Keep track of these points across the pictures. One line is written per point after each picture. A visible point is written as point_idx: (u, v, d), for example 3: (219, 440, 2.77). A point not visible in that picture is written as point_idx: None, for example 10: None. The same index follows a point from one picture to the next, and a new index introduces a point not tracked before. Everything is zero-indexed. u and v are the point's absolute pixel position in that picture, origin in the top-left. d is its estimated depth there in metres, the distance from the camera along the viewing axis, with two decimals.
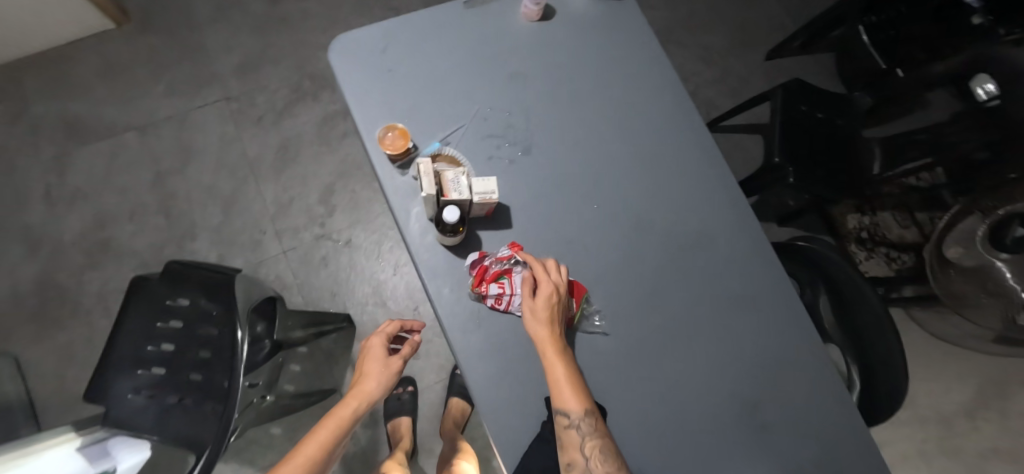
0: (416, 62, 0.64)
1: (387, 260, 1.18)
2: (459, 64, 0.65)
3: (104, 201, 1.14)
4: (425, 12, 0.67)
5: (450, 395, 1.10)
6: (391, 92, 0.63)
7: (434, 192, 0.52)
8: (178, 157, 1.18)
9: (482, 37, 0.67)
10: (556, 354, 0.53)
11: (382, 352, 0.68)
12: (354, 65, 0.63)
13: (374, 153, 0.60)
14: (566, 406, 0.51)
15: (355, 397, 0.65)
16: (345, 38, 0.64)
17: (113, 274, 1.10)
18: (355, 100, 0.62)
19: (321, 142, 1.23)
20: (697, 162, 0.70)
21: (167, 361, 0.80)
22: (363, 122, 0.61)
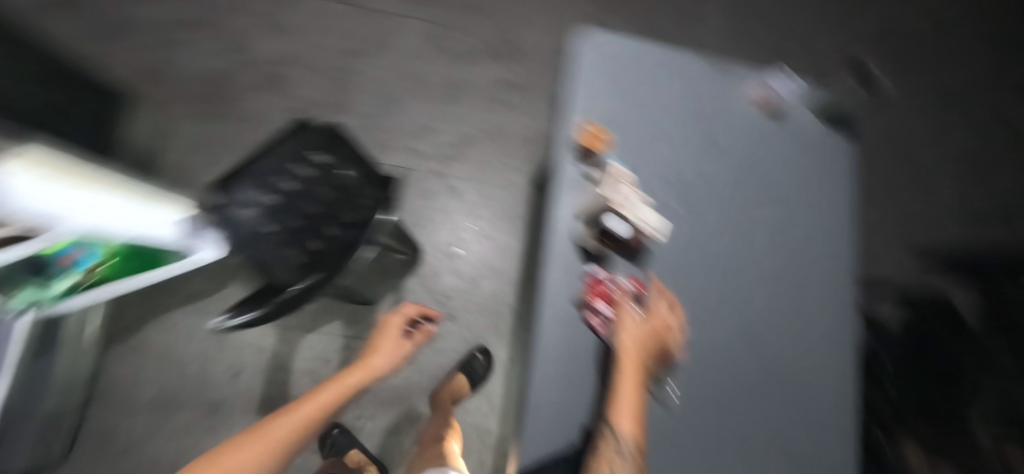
0: (642, 84, 0.69)
1: (476, 224, 1.23)
2: (673, 107, 0.69)
3: (296, 45, 1.27)
4: (671, 50, 0.71)
5: (456, 372, 1.10)
6: (610, 100, 0.67)
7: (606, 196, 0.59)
8: (369, 45, 1.30)
9: (705, 97, 0.71)
10: (631, 371, 0.54)
11: (396, 332, 0.90)
12: (593, 58, 0.68)
13: (567, 136, 0.65)
14: (618, 421, 0.52)
15: (361, 369, 0.81)
16: (598, 33, 0.69)
17: (268, 105, 1.23)
18: (578, 86, 0.67)
19: (483, 98, 1.30)
20: (822, 311, 0.70)
21: (282, 198, 0.87)
22: (573, 107, 0.66)
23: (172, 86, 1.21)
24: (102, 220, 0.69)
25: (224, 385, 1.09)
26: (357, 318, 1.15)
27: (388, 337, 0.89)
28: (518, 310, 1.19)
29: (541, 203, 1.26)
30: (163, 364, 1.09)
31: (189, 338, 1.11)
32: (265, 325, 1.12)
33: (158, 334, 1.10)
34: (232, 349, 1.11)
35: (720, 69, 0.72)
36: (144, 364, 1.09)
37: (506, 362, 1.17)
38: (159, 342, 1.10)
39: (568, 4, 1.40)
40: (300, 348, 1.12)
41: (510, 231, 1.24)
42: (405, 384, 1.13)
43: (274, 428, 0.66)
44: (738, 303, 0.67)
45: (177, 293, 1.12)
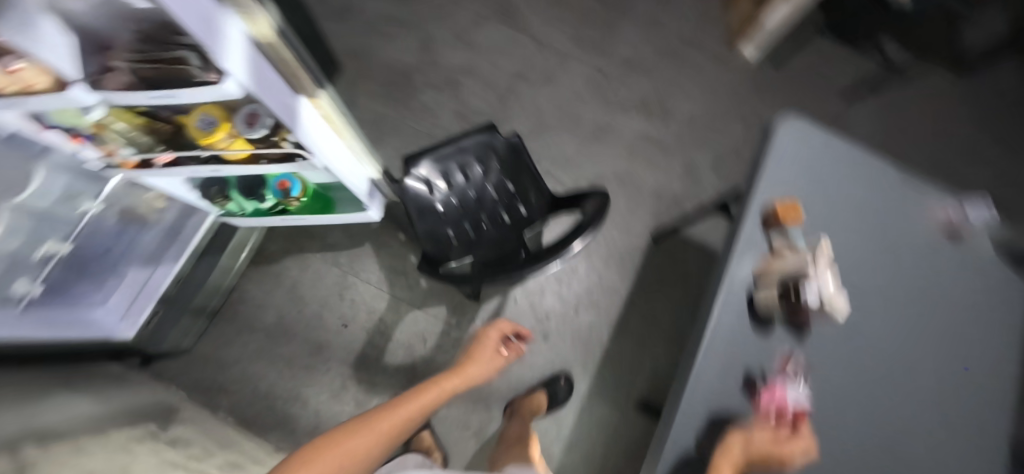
0: (832, 178, 0.74)
1: (591, 257, 1.28)
2: (856, 207, 0.74)
3: (478, 60, 1.43)
4: (863, 154, 0.77)
5: (540, 387, 1.14)
6: (804, 185, 0.73)
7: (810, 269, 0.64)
8: (539, 76, 1.44)
9: (887, 207, 0.75)
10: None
11: (492, 348, 1.01)
12: (794, 143, 0.74)
13: (759, 206, 0.70)
14: None
15: (458, 376, 0.90)
16: (805, 121, 0.75)
17: (441, 102, 1.38)
18: (776, 164, 0.73)
19: (626, 147, 1.39)
20: (964, 443, 0.70)
21: (455, 188, 0.96)
22: (769, 180, 0.71)
23: (370, 67, 1.40)
24: (338, 158, 0.81)
25: (331, 333, 1.19)
26: (462, 310, 1.22)
27: (485, 349, 1.00)
28: (608, 350, 1.21)
29: (655, 256, 1.30)
30: (288, 297, 1.21)
31: (318, 282, 1.23)
32: (381, 290, 1.22)
33: (292, 270, 1.23)
34: (348, 302, 1.21)
35: (904, 186, 0.77)
36: (273, 291, 1.22)
37: (586, 396, 1.18)
38: (291, 276, 1.23)
39: (723, 83, 1.48)
40: (406, 321, 1.21)
41: (619, 273, 1.28)
42: (486, 384, 1.17)
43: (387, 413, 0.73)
44: (880, 407, 0.69)
45: (318, 239, 1.26)
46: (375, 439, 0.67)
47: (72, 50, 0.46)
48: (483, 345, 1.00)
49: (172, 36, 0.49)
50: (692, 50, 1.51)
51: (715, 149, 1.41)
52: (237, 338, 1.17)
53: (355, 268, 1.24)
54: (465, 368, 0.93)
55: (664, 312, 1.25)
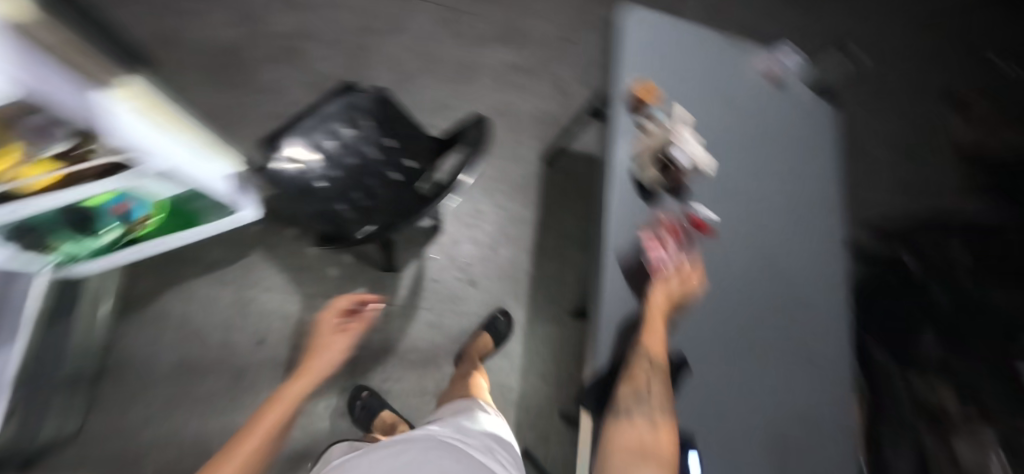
0: (673, 56, 0.82)
1: (493, 194, 1.31)
2: (699, 76, 0.83)
3: (314, 21, 1.30)
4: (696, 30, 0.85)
5: (481, 329, 1.17)
6: (650, 68, 0.80)
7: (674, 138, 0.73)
8: (385, 24, 1.34)
9: (724, 70, 0.85)
10: (658, 312, 0.64)
11: (331, 330, 0.88)
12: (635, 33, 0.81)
13: (618, 96, 0.77)
14: (652, 349, 0.60)
15: (304, 375, 0.77)
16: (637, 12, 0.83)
17: (286, 75, 1.24)
18: (623, 56, 0.80)
19: (495, 79, 1.38)
20: (827, 242, 0.82)
21: (332, 156, 0.90)
22: (620, 71, 0.79)
23: (187, 55, 1.20)
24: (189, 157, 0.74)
25: (247, 354, 1.08)
26: (381, 285, 1.18)
27: (325, 333, 0.87)
28: (533, 274, 1.27)
29: (551, 177, 1.35)
30: (181, 334, 1.07)
31: (210, 307, 1.09)
32: (289, 292, 1.13)
33: (175, 304, 1.08)
34: (255, 317, 1.10)
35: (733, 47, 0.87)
36: (160, 333, 1.06)
37: (525, 323, 1.24)
38: (175, 310, 1.08)
39: None
40: None
41: (523, 203, 1.32)
42: (430, 344, 1.17)
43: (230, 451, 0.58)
44: (758, 235, 0.78)
45: (194, 261, 1.11)
46: None
47: None
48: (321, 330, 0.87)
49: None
50: None
51: (577, 60, 1.46)
52: (136, 398, 1.02)
53: (249, 279, 1.12)
54: (307, 366, 0.80)
55: (572, 224, 1.32)
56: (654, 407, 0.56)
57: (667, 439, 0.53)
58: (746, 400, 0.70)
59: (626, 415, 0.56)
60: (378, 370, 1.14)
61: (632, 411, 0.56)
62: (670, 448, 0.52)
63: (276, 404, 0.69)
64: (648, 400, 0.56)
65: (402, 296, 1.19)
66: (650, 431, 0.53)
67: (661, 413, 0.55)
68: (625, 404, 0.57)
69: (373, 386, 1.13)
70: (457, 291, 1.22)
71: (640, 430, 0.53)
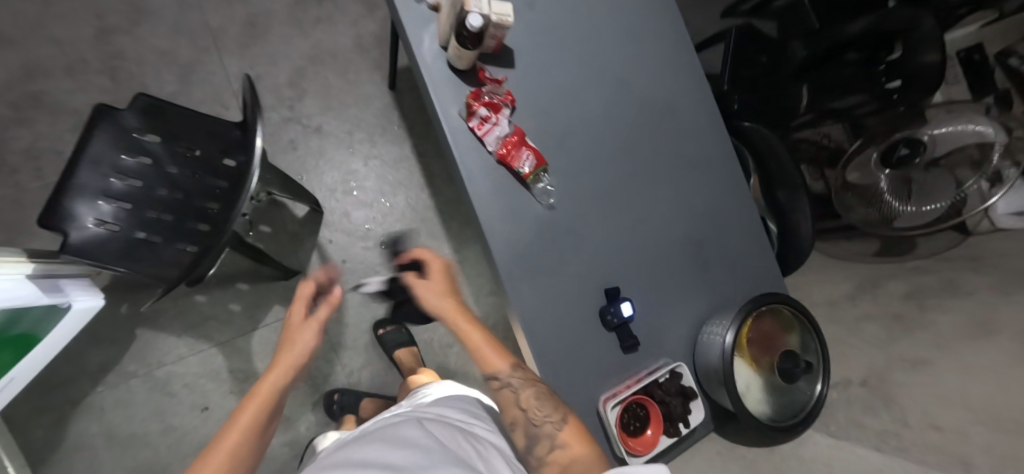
0: None
1: (357, 150, 1.18)
2: None
3: (35, 50, 1.01)
4: None
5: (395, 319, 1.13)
6: None
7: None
8: (127, 14, 1.07)
9: None
10: (466, 322, 0.62)
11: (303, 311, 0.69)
12: None
13: None
14: (495, 368, 0.58)
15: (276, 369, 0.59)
16: None
17: (47, 131, 1.00)
18: None
19: (292, 23, 1.17)
20: (674, 41, 0.77)
21: (132, 196, 0.75)
22: None
23: None
24: None
25: (199, 426, 1.01)
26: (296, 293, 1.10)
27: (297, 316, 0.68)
28: (439, 208, 1.21)
29: (407, 102, 1.23)
30: (117, 446, 0.97)
31: (130, 406, 0.99)
32: (203, 349, 1.03)
33: (90, 424, 0.96)
34: (183, 389, 1.01)
35: None
36: (94, 457, 0.96)
37: (455, 255, 1.21)
38: (93, 429, 0.96)
39: None
40: (254, 349, 1.06)
41: (391, 142, 1.20)
42: (374, 321, 1.13)
43: None
44: (604, 63, 0.72)
45: (79, 376, 0.97)
46: None
47: None
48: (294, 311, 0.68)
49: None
50: None
51: None
52: None
53: (151, 360, 1.00)
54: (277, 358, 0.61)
55: None
56: (547, 422, 0.52)
57: (579, 443, 0.50)
58: (648, 230, 0.70)
59: (535, 455, 0.50)
60: (338, 369, 1.10)
61: (536, 446, 0.51)
62: (587, 451, 0.48)
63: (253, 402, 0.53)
64: (537, 421, 0.53)
65: None
66: (559, 448, 0.50)
67: (552, 419, 0.53)
68: (525, 445, 0.52)
69: (342, 385, 1.10)
70: (373, 260, 1.15)
71: (552, 455, 0.49)
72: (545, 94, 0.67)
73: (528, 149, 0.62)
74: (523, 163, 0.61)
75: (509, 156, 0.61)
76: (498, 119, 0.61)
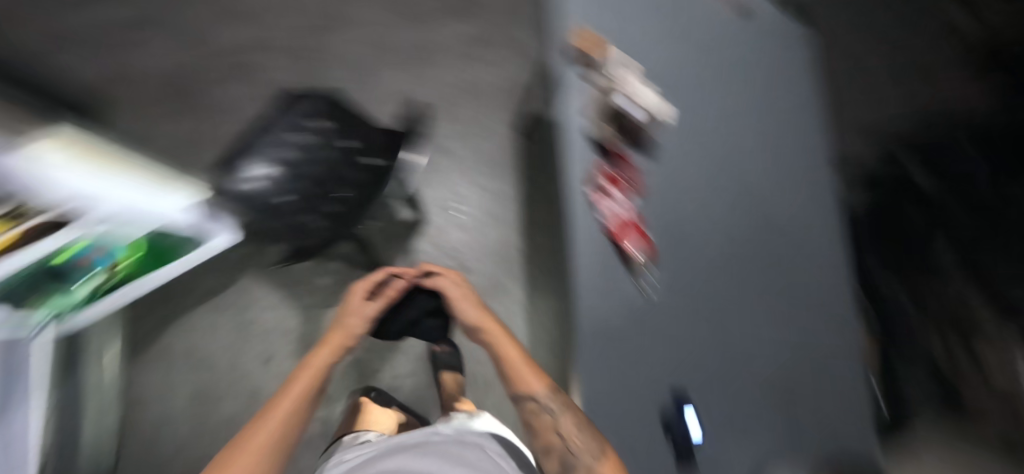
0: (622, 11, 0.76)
1: (472, 177, 1.27)
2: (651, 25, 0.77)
3: (262, 30, 1.26)
4: None
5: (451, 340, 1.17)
6: (598, 21, 0.74)
7: (628, 94, 0.69)
8: (335, 20, 1.29)
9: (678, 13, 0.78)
10: (498, 336, 0.70)
11: (360, 296, 0.81)
12: None
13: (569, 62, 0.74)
14: (532, 390, 0.64)
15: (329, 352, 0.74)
16: None
17: (244, 92, 1.22)
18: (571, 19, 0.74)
19: (455, 56, 1.32)
20: (820, 176, 0.75)
21: (287, 168, 0.88)
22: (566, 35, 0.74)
23: (145, 88, 1.19)
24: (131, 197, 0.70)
25: (256, 373, 1.11)
26: None
27: (352, 300, 0.80)
28: (526, 252, 1.25)
29: (530, 147, 1.30)
30: (192, 364, 1.10)
31: (214, 334, 1.12)
32: (285, 308, 1.14)
33: (180, 337, 1.11)
34: (257, 336, 1.12)
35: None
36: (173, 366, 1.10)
37: (526, 301, 1.22)
38: (181, 342, 1.11)
39: None
40: (324, 324, 1.14)
41: (504, 179, 1.28)
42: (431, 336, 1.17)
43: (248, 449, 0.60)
44: (740, 177, 0.71)
45: (189, 293, 1.12)
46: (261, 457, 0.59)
47: None
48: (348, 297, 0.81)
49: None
50: None
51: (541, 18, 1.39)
52: (161, 430, 1.07)
53: (244, 301, 1.13)
54: (329, 337, 0.76)
55: None
56: (581, 454, 0.57)
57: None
58: (737, 355, 0.67)
59: None
60: (385, 369, 1.15)
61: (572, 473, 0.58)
62: None
63: (305, 372, 0.69)
64: (573, 452, 0.58)
65: None
66: None
67: (587, 451, 0.57)
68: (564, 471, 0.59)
69: (383, 385, 1.15)
70: None
71: None
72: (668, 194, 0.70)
73: (642, 234, 0.68)
74: (635, 249, 0.67)
75: (621, 237, 0.67)
76: (620, 199, 0.69)
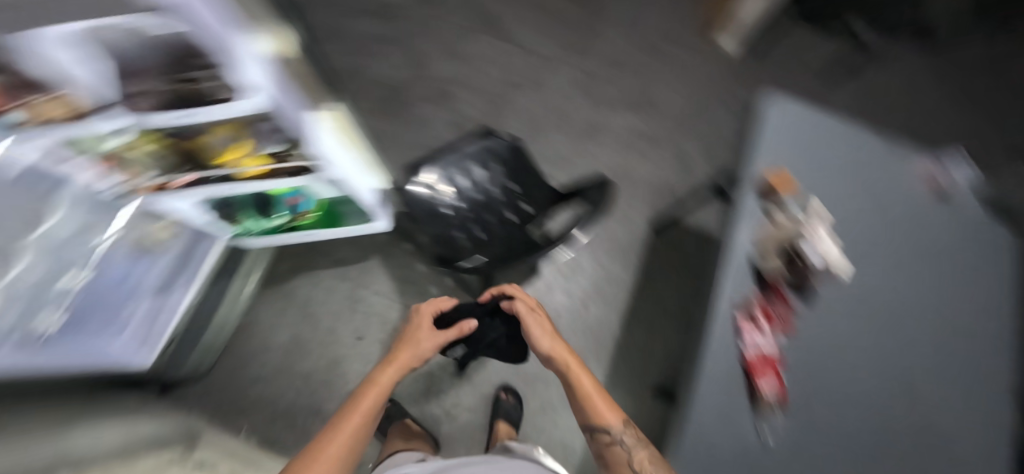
0: (812, 167, 0.80)
1: (593, 252, 1.33)
2: (836, 190, 0.80)
3: (470, 72, 1.49)
4: (839, 145, 0.83)
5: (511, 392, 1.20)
6: (788, 167, 0.79)
7: (808, 235, 0.72)
8: (529, 84, 1.51)
9: (864, 189, 0.81)
10: (573, 363, 0.73)
11: (427, 324, 0.89)
12: (776, 138, 0.81)
13: (749, 191, 0.76)
14: (607, 422, 0.65)
15: (395, 367, 0.79)
16: (785, 115, 0.82)
17: (435, 113, 1.43)
18: (763, 159, 0.79)
19: (616, 146, 1.46)
20: (965, 401, 0.74)
21: (459, 188, 1.00)
22: (756, 169, 0.78)
23: (366, 85, 1.44)
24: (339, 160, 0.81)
25: (347, 346, 1.23)
26: None
27: (420, 328, 0.87)
28: (619, 341, 1.26)
29: (655, 247, 1.35)
30: (302, 315, 1.24)
31: (330, 298, 1.26)
32: (392, 299, 1.25)
33: (303, 288, 1.26)
34: (361, 315, 1.24)
35: (876, 167, 0.83)
36: (288, 310, 1.25)
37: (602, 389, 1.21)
38: (302, 293, 1.26)
39: (706, 75, 1.57)
40: None
41: (622, 265, 1.33)
42: (502, 381, 1.22)
43: (322, 452, 0.62)
44: (881, 368, 0.73)
45: (326, 256, 1.29)
46: (334, 465, 0.61)
47: (99, 78, 0.57)
48: (418, 324, 0.88)
49: (189, 60, 0.56)
50: (672, 50, 1.59)
51: (704, 138, 1.49)
52: (256, 359, 1.21)
53: (363, 280, 1.27)
54: (397, 355, 0.82)
55: (671, 300, 1.31)
56: None
57: None
58: None
59: None
60: (451, 393, 1.21)
61: None
62: None
63: (373, 388, 0.73)
64: None
65: None
66: None
67: None
68: None
69: (443, 407, 1.20)
70: None
71: None
72: (809, 354, 0.71)
73: (776, 378, 0.66)
74: (769, 389, 0.65)
75: (756, 373, 0.65)
76: (767, 336, 0.68)
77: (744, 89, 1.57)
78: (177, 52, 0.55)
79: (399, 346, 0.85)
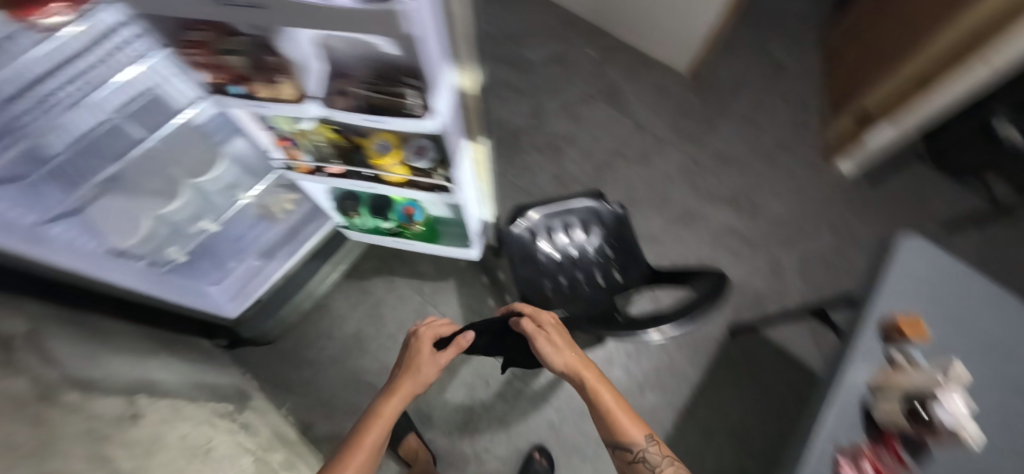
0: (942, 319, 0.75)
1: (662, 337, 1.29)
2: (968, 350, 0.73)
3: (582, 133, 1.58)
4: (980, 304, 0.77)
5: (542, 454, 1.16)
6: (917, 312, 0.74)
7: (944, 394, 0.63)
8: (635, 157, 1.56)
9: (1003, 358, 0.74)
10: (591, 380, 0.80)
11: (428, 347, 0.90)
12: (908, 277, 0.77)
13: (869, 327, 0.74)
14: (633, 438, 0.75)
15: (396, 398, 0.81)
16: (921, 255, 0.78)
17: (541, 162, 1.51)
18: (888, 296, 0.75)
19: (707, 237, 1.45)
20: None
21: (558, 240, 1.04)
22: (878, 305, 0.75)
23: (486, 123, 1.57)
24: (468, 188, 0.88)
25: None
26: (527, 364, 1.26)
27: (421, 353, 0.88)
28: (669, 437, 1.18)
29: (728, 349, 1.29)
30: (370, 313, 1.31)
31: (400, 305, 1.32)
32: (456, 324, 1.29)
33: (378, 289, 1.33)
34: None
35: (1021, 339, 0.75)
36: (360, 305, 1.32)
37: None
38: (377, 293, 1.33)
39: (816, 193, 1.53)
40: (472, 361, 1.26)
41: (688, 358, 1.27)
42: (538, 440, 1.19)
43: None
44: None
45: (408, 265, 1.36)
46: None
47: (318, 74, 0.66)
48: (418, 349, 0.89)
49: (403, 78, 0.62)
50: (785, 158, 1.58)
51: (801, 253, 1.43)
52: (318, 342, 1.28)
53: (435, 298, 1.33)
54: (399, 385, 0.84)
55: (734, 411, 1.22)
56: None
57: None
58: None
59: None
60: (485, 435, 1.19)
61: None
62: None
63: (377, 420, 0.77)
64: None
65: (542, 383, 1.24)
66: None
67: None
68: None
69: (474, 446, 1.18)
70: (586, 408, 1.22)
71: None
72: None
73: None
74: None
75: None
76: None
77: (856, 214, 1.51)
78: (393, 69, 0.62)
79: (401, 371, 0.87)
